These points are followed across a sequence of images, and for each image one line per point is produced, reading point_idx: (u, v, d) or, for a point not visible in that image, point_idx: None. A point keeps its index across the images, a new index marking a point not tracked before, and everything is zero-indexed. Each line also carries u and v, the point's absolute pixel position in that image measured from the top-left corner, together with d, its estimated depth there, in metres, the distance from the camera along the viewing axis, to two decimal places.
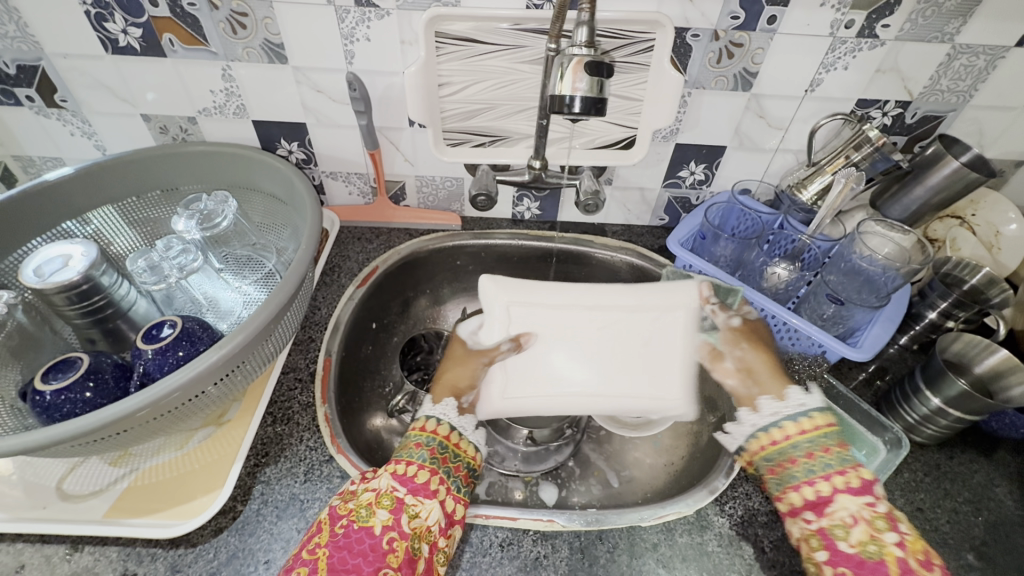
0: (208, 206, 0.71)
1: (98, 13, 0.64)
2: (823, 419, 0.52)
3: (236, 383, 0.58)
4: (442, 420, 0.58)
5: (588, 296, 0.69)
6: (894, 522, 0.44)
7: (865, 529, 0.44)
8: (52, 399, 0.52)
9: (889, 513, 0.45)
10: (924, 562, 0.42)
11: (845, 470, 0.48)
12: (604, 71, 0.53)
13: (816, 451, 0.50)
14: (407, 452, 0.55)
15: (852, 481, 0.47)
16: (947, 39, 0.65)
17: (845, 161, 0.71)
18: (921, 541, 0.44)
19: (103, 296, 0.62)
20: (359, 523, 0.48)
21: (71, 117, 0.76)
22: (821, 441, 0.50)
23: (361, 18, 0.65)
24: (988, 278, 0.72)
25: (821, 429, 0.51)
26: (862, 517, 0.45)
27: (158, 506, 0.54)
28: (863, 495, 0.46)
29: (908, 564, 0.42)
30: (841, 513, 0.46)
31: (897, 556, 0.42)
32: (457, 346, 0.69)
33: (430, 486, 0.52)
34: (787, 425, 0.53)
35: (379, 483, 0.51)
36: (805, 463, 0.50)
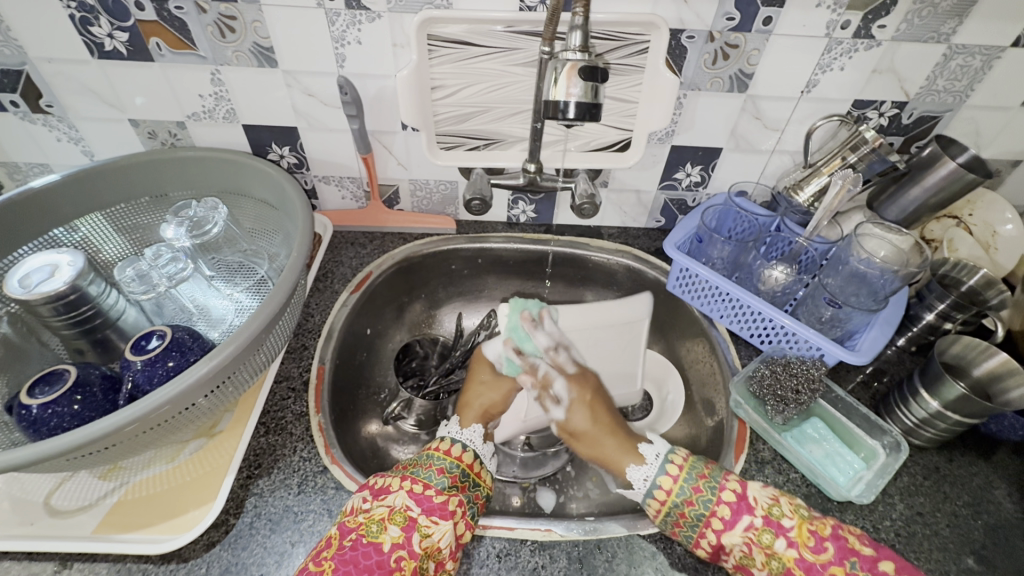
0: (198, 213, 0.70)
1: (83, 17, 0.63)
2: (679, 459, 0.57)
3: (228, 394, 0.57)
4: (468, 446, 0.59)
5: (587, 314, 0.78)
6: (776, 528, 0.51)
7: (761, 551, 0.51)
8: (38, 413, 0.51)
9: (765, 519, 0.52)
10: (815, 548, 0.50)
11: (717, 506, 0.53)
12: (599, 76, 0.52)
13: (692, 501, 0.54)
14: (428, 474, 0.55)
15: (729, 514, 0.52)
16: (944, 40, 0.65)
17: (841, 163, 0.71)
18: (801, 525, 0.51)
19: (91, 306, 0.61)
20: (368, 538, 0.49)
21: (57, 123, 0.75)
22: (688, 492, 0.54)
23: (351, 21, 0.64)
24: (986, 279, 0.72)
25: (686, 472, 0.56)
26: (752, 542, 0.51)
27: (149, 521, 0.53)
28: (740, 523, 0.52)
29: (806, 560, 0.50)
30: (738, 546, 0.52)
31: (794, 558, 0.50)
32: (487, 371, 0.71)
33: (447, 507, 0.52)
34: (656, 490, 0.56)
35: (394, 500, 0.52)
36: (690, 517, 0.53)
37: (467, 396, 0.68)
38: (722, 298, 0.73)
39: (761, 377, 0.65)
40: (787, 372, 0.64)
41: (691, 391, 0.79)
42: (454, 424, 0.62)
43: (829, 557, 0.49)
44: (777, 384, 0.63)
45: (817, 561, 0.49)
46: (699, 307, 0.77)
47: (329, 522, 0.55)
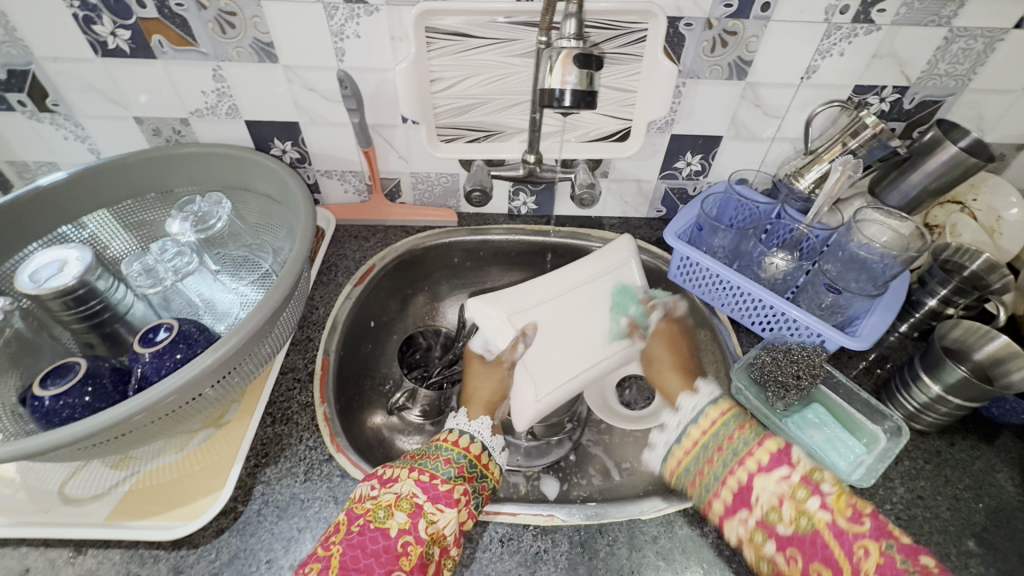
0: (202, 208, 0.71)
1: (86, 15, 0.64)
2: (726, 404, 0.60)
3: (234, 384, 0.58)
4: (476, 437, 0.60)
5: (575, 271, 0.74)
6: (813, 487, 0.50)
7: (792, 504, 0.50)
8: (51, 404, 0.53)
9: (804, 478, 0.51)
10: (850, 517, 0.48)
11: (756, 449, 0.55)
12: (593, 64, 0.53)
13: (731, 436, 0.57)
14: (436, 464, 0.56)
15: (765, 459, 0.54)
16: (945, 23, 0.64)
17: (841, 149, 0.70)
18: (840, 494, 0.50)
19: (99, 300, 0.62)
20: (376, 524, 0.50)
21: (63, 121, 0.76)
22: (731, 426, 0.57)
23: (350, 14, 0.64)
24: (988, 263, 0.71)
25: (727, 413, 0.59)
26: (784, 494, 0.51)
27: (158, 508, 0.55)
28: (775, 471, 0.52)
29: (838, 526, 0.48)
30: (767, 496, 0.52)
31: (826, 520, 0.49)
32: (476, 364, 0.72)
33: (453, 495, 0.53)
34: (699, 423, 0.60)
35: (401, 487, 0.53)
36: (726, 452, 0.56)
37: (468, 392, 0.70)
38: (723, 286, 0.73)
39: (762, 364, 0.65)
40: (787, 358, 0.64)
41: None
42: (462, 416, 0.63)
43: (864, 529, 0.47)
44: (778, 370, 0.64)
45: (850, 529, 0.48)
46: (700, 296, 0.77)
47: (335, 508, 0.56)
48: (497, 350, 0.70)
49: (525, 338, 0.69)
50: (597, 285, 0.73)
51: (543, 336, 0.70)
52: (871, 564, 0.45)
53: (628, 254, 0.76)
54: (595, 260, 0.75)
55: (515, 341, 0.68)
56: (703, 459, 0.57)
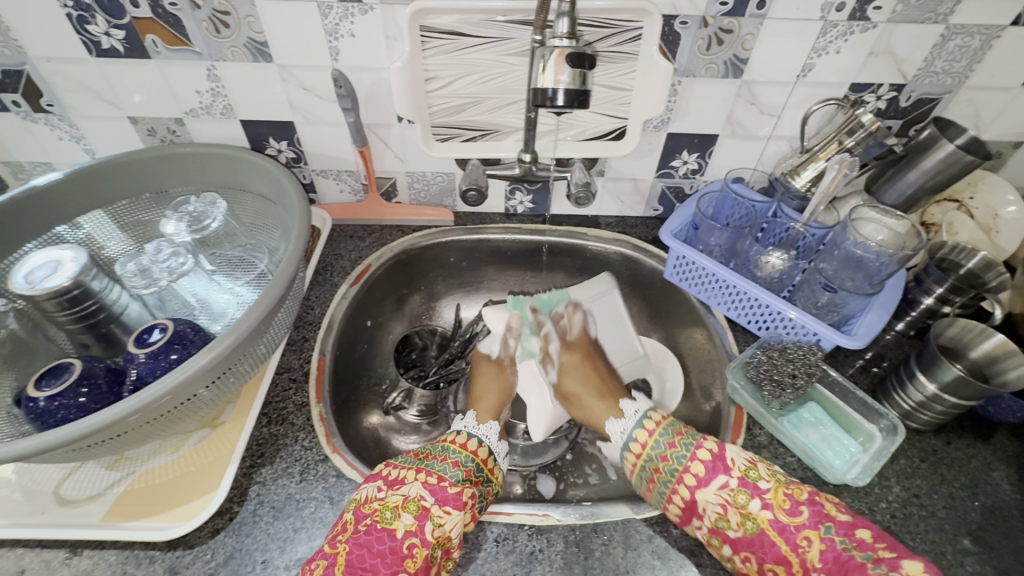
0: (198, 208, 0.71)
1: (80, 15, 0.64)
2: (657, 417, 0.63)
3: (229, 385, 0.58)
4: (482, 441, 0.61)
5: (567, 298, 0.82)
6: (751, 489, 0.53)
7: (736, 511, 0.53)
8: (46, 405, 0.53)
9: (741, 481, 0.54)
10: (789, 510, 0.51)
11: (691, 462, 0.56)
12: (587, 62, 0.52)
13: (666, 454, 0.59)
14: (443, 466, 0.56)
15: (703, 470, 0.55)
16: (941, 20, 0.64)
17: (837, 147, 0.70)
18: (776, 489, 0.53)
19: (94, 301, 0.62)
20: (382, 524, 0.50)
21: (58, 121, 0.76)
22: (663, 446, 0.59)
23: (344, 14, 0.64)
24: (985, 261, 0.71)
25: (663, 427, 0.61)
26: (727, 502, 0.53)
27: (154, 509, 0.55)
28: (714, 482, 0.54)
29: (780, 521, 0.51)
30: (712, 508, 0.53)
31: (769, 519, 0.52)
32: (485, 366, 0.76)
33: (460, 498, 0.53)
34: (633, 444, 0.62)
35: (409, 489, 0.53)
36: (664, 472, 0.58)
37: (476, 391, 0.72)
38: (719, 285, 0.73)
39: (758, 363, 0.65)
40: (783, 358, 0.64)
41: (689, 378, 0.79)
42: (470, 419, 0.64)
43: (803, 520, 0.51)
44: (774, 369, 0.64)
45: (791, 522, 0.51)
46: (696, 295, 0.77)
47: (331, 508, 0.56)
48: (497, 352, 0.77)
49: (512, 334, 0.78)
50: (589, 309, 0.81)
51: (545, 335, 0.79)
52: (815, 551, 0.49)
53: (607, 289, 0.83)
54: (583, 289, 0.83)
55: (506, 340, 0.78)
56: (646, 479, 0.59)
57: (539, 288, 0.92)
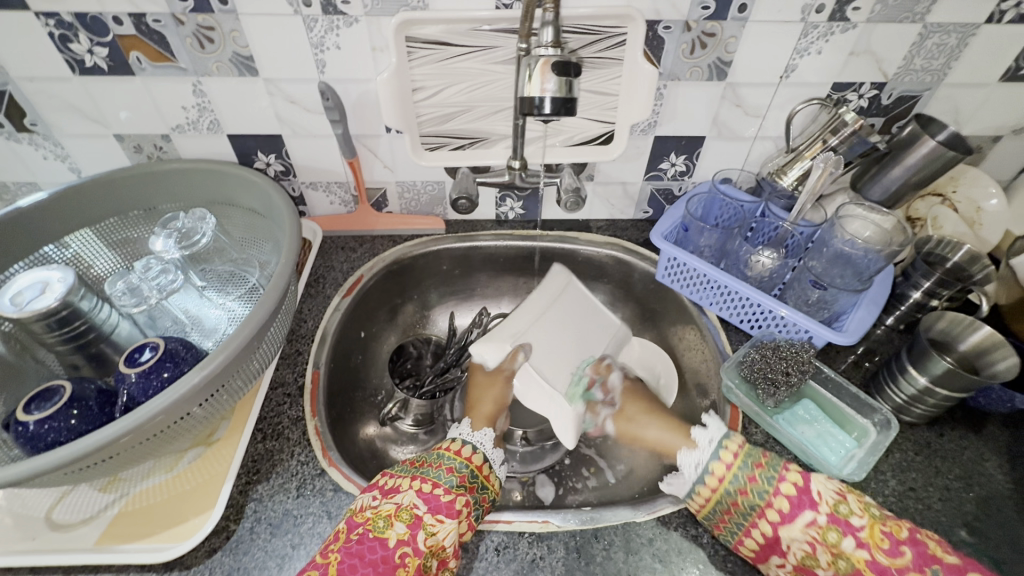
0: (186, 225, 0.71)
1: (62, 34, 0.63)
2: (737, 442, 0.57)
3: (222, 402, 0.58)
4: (478, 448, 0.60)
5: (530, 306, 0.77)
6: (844, 526, 0.50)
7: (826, 550, 0.50)
8: (35, 429, 0.52)
9: (831, 517, 0.50)
10: (888, 551, 0.48)
11: (775, 497, 0.52)
12: (572, 70, 0.53)
13: (747, 489, 0.53)
14: (438, 472, 0.56)
15: (787, 505, 0.52)
16: (918, 19, 0.65)
17: (822, 146, 0.71)
18: (871, 526, 0.49)
19: (83, 321, 0.62)
20: (375, 533, 0.50)
21: (42, 141, 0.76)
22: (743, 480, 0.54)
23: (329, 26, 0.64)
24: (971, 255, 0.72)
25: (742, 454, 0.56)
26: (815, 539, 0.50)
27: (149, 531, 0.54)
28: (801, 518, 0.51)
29: (878, 562, 0.48)
30: (798, 546, 0.51)
31: (865, 560, 0.48)
32: (478, 373, 0.73)
33: (454, 506, 0.52)
34: (708, 479, 0.55)
35: (403, 497, 0.53)
36: (743, 507, 0.53)
37: (471, 402, 0.70)
38: (711, 286, 0.74)
39: (752, 362, 0.66)
40: (776, 355, 0.65)
41: (684, 377, 0.79)
42: (465, 427, 0.63)
43: (905, 562, 0.47)
44: (767, 367, 0.64)
45: (891, 564, 0.48)
46: (689, 296, 0.78)
47: (329, 523, 0.56)
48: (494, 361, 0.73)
49: (526, 350, 0.73)
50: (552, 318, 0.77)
51: (548, 355, 0.74)
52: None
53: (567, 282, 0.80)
54: (537, 299, 0.78)
55: (514, 354, 0.73)
56: (720, 513, 0.54)
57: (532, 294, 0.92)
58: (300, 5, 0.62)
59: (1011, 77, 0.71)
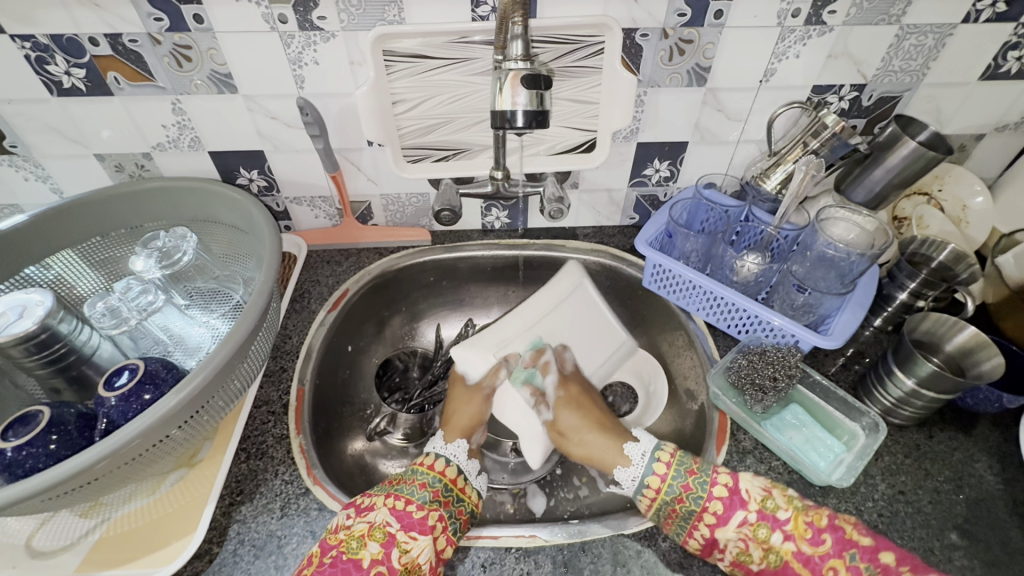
0: (167, 244, 0.71)
1: (38, 56, 0.63)
2: (673, 446, 0.60)
3: (203, 423, 0.57)
4: (451, 461, 0.61)
5: (534, 304, 0.78)
6: (771, 522, 0.52)
7: (757, 545, 0.52)
8: (13, 456, 0.51)
9: (760, 514, 0.53)
10: (811, 540, 0.51)
11: (708, 502, 0.54)
12: (543, 83, 0.53)
13: (684, 492, 0.55)
14: (412, 489, 0.56)
15: (721, 508, 0.54)
16: (895, 21, 0.65)
17: (803, 149, 0.71)
18: (797, 517, 0.52)
19: (64, 344, 0.61)
20: (348, 555, 0.49)
21: (23, 162, 0.75)
22: (678, 489, 0.55)
23: (306, 42, 0.64)
24: (955, 254, 0.72)
25: (677, 458, 0.58)
26: (747, 537, 0.52)
27: (131, 556, 0.53)
28: (733, 519, 0.53)
29: (804, 553, 0.51)
30: (734, 543, 0.52)
31: (792, 551, 0.51)
32: (460, 388, 0.73)
33: (427, 522, 0.52)
34: (648, 480, 0.58)
35: (375, 516, 0.52)
36: (681, 511, 0.55)
37: (448, 413, 0.69)
38: (697, 292, 0.73)
39: (739, 367, 0.65)
40: (763, 361, 0.64)
41: (674, 385, 0.79)
42: (439, 440, 0.64)
43: (827, 550, 0.50)
44: (754, 373, 0.64)
45: (816, 553, 0.51)
46: (675, 301, 0.77)
47: (313, 543, 0.55)
48: (478, 376, 0.73)
49: (508, 365, 0.73)
50: (553, 315, 0.78)
51: (531, 366, 0.74)
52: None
53: (577, 278, 0.80)
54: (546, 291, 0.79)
55: (497, 369, 0.72)
56: (662, 518, 0.56)
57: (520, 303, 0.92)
58: (276, 22, 0.62)
59: (989, 76, 0.71)
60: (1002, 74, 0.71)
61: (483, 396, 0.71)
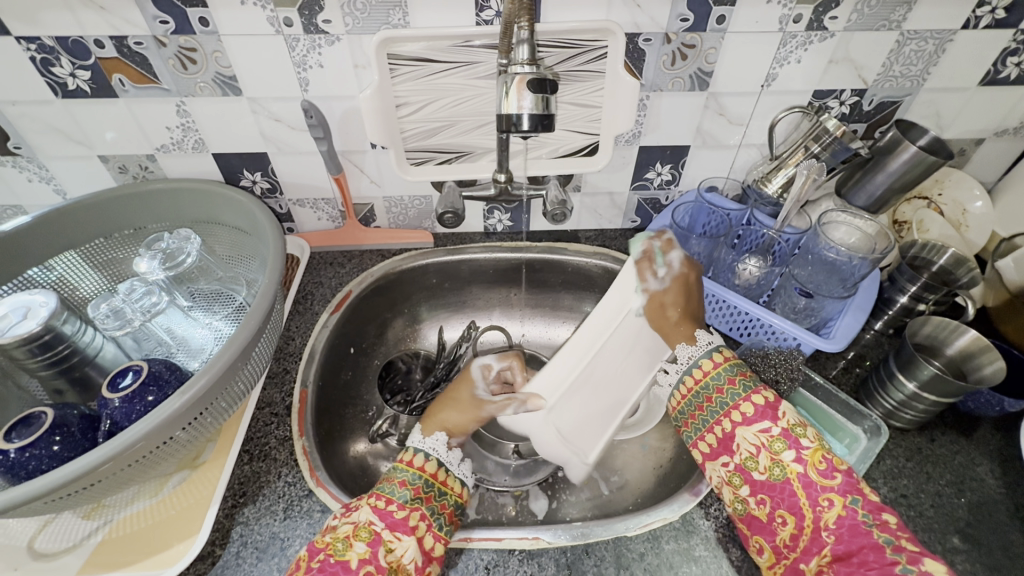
0: (171, 245, 0.71)
1: (44, 58, 0.64)
2: (723, 354, 0.59)
3: (207, 424, 0.57)
4: (430, 455, 0.57)
5: (574, 346, 0.63)
6: (791, 441, 0.52)
7: (768, 456, 0.52)
8: (16, 456, 0.51)
9: (784, 431, 0.52)
10: (822, 471, 0.50)
11: (743, 402, 0.55)
12: (548, 88, 0.53)
13: (722, 389, 0.56)
14: (391, 488, 0.54)
15: (751, 413, 0.54)
16: (895, 27, 0.66)
17: (804, 154, 0.71)
18: (817, 449, 0.51)
19: (67, 345, 0.61)
20: (336, 557, 0.48)
21: (26, 163, 0.75)
22: (722, 381, 0.57)
23: (311, 45, 0.65)
24: (955, 258, 0.72)
25: (727, 362, 0.58)
26: (762, 445, 0.52)
27: (133, 558, 0.53)
28: (757, 424, 0.53)
29: (808, 477, 0.50)
30: (747, 446, 0.53)
31: (798, 472, 0.50)
32: (466, 386, 0.64)
33: (409, 522, 0.51)
34: (695, 369, 0.59)
35: (359, 515, 0.51)
36: (715, 404, 0.56)
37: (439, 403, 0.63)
38: (700, 294, 0.74)
39: None
40: (765, 362, 0.65)
41: None
42: (416, 433, 0.60)
43: (833, 484, 0.49)
44: (756, 375, 0.64)
45: (820, 482, 0.50)
46: None
47: None
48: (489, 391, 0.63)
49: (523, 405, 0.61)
50: (604, 349, 0.64)
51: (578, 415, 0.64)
52: (833, 515, 0.48)
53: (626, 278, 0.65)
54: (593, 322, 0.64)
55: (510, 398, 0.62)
56: (694, 407, 0.58)
57: (523, 306, 0.92)
58: (282, 25, 0.63)
59: (989, 81, 0.72)
60: (1001, 80, 0.72)
61: (479, 409, 0.61)
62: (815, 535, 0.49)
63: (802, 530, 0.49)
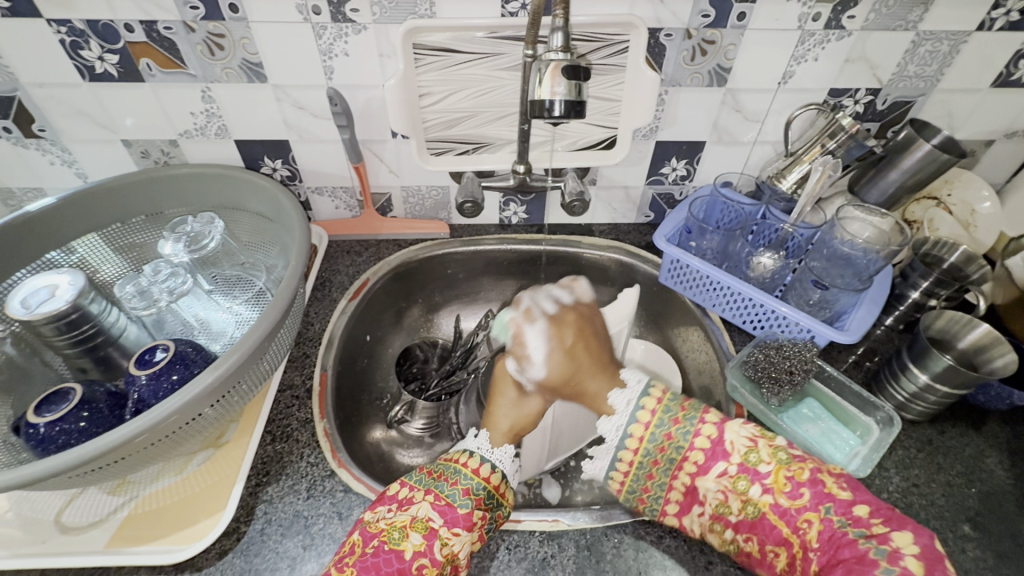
0: (196, 228, 0.72)
1: (73, 41, 0.64)
2: (659, 391, 0.57)
3: (233, 404, 0.58)
4: (498, 467, 0.56)
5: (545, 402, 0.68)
6: (751, 474, 0.50)
7: (736, 497, 0.51)
8: (46, 431, 0.52)
9: (741, 466, 0.51)
10: (790, 493, 0.49)
11: (690, 450, 0.53)
12: (581, 75, 0.54)
13: (668, 436, 0.54)
14: (453, 491, 0.53)
15: (702, 458, 0.52)
16: (911, 27, 0.67)
17: (821, 150, 0.73)
18: (777, 471, 0.50)
19: (92, 324, 0.62)
20: (390, 545, 0.49)
21: (50, 146, 0.76)
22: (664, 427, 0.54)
23: (338, 33, 0.65)
24: (966, 255, 0.74)
25: (663, 402, 0.56)
26: (726, 488, 0.51)
27: (158, 533, 0.54)
28: (713, 470, 0.52)
29: (781, 506, 0.49)
30: (712, 495, 0.52)
31: (770, 503, 0.49)
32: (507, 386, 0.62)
33: (471, 518, 0.51)
34: (633, 430, 0.56)
35: (417, 510, 0.51)
36: (665, 457, 0.54)
37: (490, 415, 0.61)
38: (715, 287, 0.75)
39: (755, 361, 0.66)
40: (779, 355, 0.65)
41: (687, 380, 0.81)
42: (484, 438, 0.58)
43: (804, 503, 0.48)
44: (771, 365, 0.65)
45: (792, 505, 0.48)
46: (692, 297, 0.79)
47: (340, 524, 0.56)
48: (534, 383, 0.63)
49: None
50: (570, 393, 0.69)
51: (577, 427, 0.71)
52: (814, 532, 0.47)
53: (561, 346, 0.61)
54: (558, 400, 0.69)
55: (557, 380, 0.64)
56: (647, 463, 0.56)
57: None
58: (310, 13, 0.64)
59: (1001, 83, 0.73)
60: (1013, 82, 0.73)
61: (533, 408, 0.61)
62: (805, 556, 0.47)
63: (794, 556, 0.48)
